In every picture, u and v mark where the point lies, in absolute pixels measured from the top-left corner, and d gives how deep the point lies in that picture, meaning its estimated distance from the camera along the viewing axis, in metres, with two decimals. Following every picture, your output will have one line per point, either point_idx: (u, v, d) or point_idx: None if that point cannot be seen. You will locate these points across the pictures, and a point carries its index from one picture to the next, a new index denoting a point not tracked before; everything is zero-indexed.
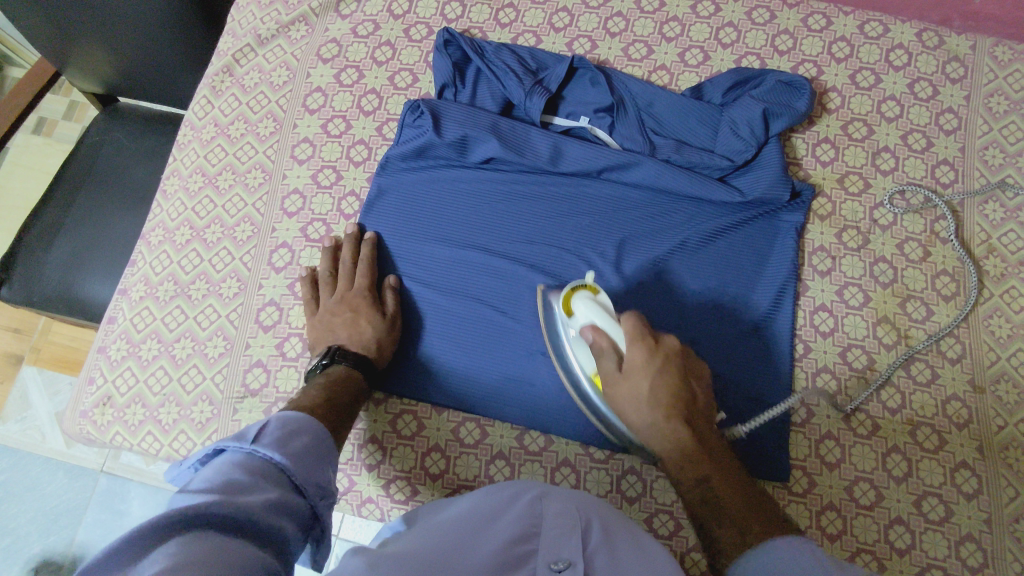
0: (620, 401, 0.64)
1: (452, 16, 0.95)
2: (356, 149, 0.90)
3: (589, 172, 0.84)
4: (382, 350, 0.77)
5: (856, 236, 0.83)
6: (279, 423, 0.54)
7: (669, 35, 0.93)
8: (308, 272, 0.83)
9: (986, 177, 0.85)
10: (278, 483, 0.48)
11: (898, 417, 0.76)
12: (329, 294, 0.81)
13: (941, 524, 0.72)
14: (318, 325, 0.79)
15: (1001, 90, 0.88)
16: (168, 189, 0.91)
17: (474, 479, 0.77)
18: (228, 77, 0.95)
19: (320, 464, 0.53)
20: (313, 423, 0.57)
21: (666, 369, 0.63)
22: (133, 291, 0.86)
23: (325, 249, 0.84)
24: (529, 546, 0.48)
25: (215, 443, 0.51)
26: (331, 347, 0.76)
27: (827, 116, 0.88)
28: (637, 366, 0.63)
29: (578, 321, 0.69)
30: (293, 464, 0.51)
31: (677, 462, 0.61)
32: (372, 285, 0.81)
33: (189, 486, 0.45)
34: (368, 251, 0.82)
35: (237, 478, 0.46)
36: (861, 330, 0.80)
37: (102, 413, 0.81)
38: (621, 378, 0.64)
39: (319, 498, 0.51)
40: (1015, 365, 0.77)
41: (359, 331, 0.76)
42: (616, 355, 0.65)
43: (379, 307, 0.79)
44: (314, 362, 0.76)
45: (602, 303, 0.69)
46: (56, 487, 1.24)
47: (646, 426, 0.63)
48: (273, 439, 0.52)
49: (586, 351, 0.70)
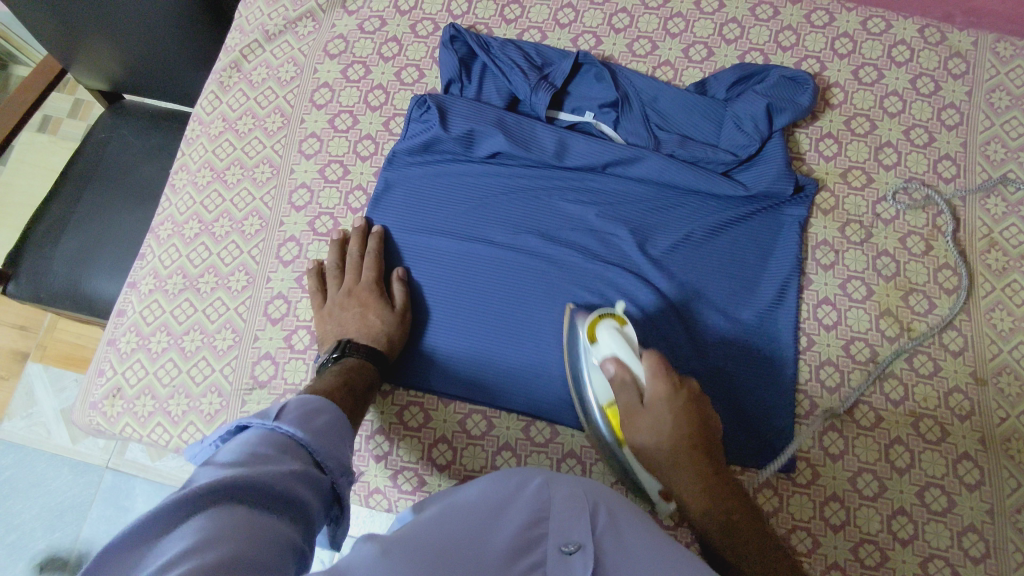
0: (641, 436, 0.69)
1: (458, 12, 0.96)
2: (363, 144, 0.91)
3: (594, 166, 0.85)
4: (392, 344, 0.78)
5: (859, 230, 0.84)
6: (299, 404, 0.55)
7: (673, 31, 0.93)
8: (315, 266, 0.84)
9: (988, 171, 0.85)
10: (300, 459, 0.49)
11: (901, 409, 0.77)
12: (337, 287, 0.82)
13: (943, 514, 0.73)
14: (327, 319, 0.80)
15: (1003, 86, 0.88)
16: (176, 184, 0.92)
17: (480, 471, 0.78)
18: (235, 73, 0.96)
19: (341, 444, 0.54)
20: (333, 406, 0.58)
21: (685, 407, 0.68)
22: (142, 284, 0.87)
23: (332, 243, 0.84)
24: (539, 529, 0.49)
25: (239, 421, 0.52)
26: (342, 340, 0.77)
27: (830, 112, 0.89)
28: (659, 401, 0.68)
29: (601, 350, 0.72)
30: (314, 442, 0.52)
31: (694, 495, 0.66)
32: (379, 279, 0.82)
33: (216, 459, 0.46)
34: (374, 244, 0.83)
35: (262, 454, 0.47)
36: (864, 323, 0.81)
37: (112, 405, 0.82)
38: (644, 411, 0.69)
39: (341, 476, 0.52)
40: (1017, 358, 0.78)
41: (368, 325, 0.78)
42: (637, 388, 0.70)
43: (388, 301, 0.80)
44: (324, 356, 0.77)
45: (626, 335, 0.72)
46: (62, 482, 1.25)
47: (666, 460, 0.67)
48: (293, 418, 0.53)
49: (604, 379, 0.73)
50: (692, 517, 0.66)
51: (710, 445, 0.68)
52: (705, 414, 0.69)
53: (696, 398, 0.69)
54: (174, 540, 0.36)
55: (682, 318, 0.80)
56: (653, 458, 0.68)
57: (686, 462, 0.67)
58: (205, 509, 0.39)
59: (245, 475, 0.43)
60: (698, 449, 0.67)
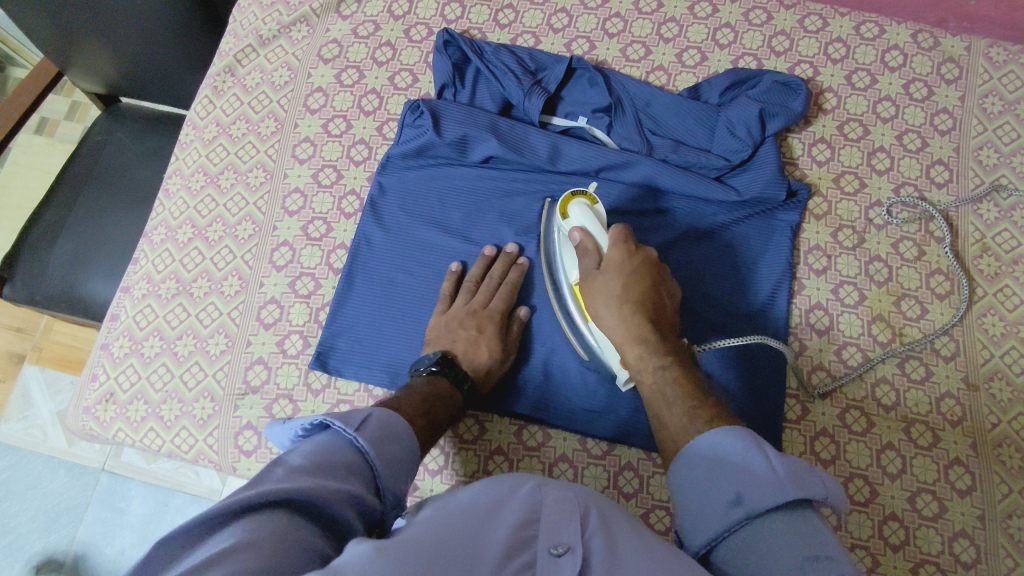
0: (595, 298, 0.71)
1: (451, 16, 0.96)
2: (356, 149, 0.91)
3: (587, 171, 0.84)
4: (487, 379, 0.76)
5: (851, 235, 0.84)
6: (382, 420, 0.56)
7: (667, 35, 0.93)
8: (456, 271, 0.82)
9: (980, 176, 0.85)
10: (364, 481, 0.50)
11: (892, 414, 0.77)
12: (465, 301, 0.80)
13: (934, 520, 0.73)
14: (441, 331, 0.79)
15: (995, 91, 0.88)
16: (170, 188, 0.92)
17: (472, 475, 0.78)
18: (229, 78, 0.96)
19: (404, 476, 0.55)
20: (410, 432, 0.58)
21: (641, 271, 0.70)
22: (135, 289, 0.87)
23: (483, 257, 0.82)
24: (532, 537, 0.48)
25: (325, 418, 0.54)
26: (447, 355, 0.75)
27: (823, 117, 0.89)
28: (614, 266, 0.71)
29: (570, 224, 0.75)
30: (382, 468, 0.53)
31: (635, 348, 0.67)
32: (505, 310, 0.80)
33: (290, 458, 0.48)
34: (515, 277, 0.81)
35: (329, 463, 0.49)
36: (856, 328, 0.81)
37: (105, 410, 0.82)
38: (600, 277, 0.71)
39: (392, 508, 0.53)
40: (1009, 363, 0.78)
41: (478, 354, 0.76)
42: (597, 257, 0.73)
43: (503, 336, 0.79)
44: (424, 359, 0.75)
45: (596, 212, 0.75)
46: (57, 485, 1.25)
47: (612, 321, 0.69)
48: (373, 435, 0.54)
49: (573, 257, 0.77)
50: (636, 374, 0.67)
51: (665, 311, 0.70)
52: (662, 286, 0.71)
53: (656, 270, 0.71)
54: (216, 541, 0.39)
55: None
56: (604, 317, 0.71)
57: (632, 322, 0.68)
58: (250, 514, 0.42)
59: (307, 488, 0.45)
60: (648, 313, 0.68)
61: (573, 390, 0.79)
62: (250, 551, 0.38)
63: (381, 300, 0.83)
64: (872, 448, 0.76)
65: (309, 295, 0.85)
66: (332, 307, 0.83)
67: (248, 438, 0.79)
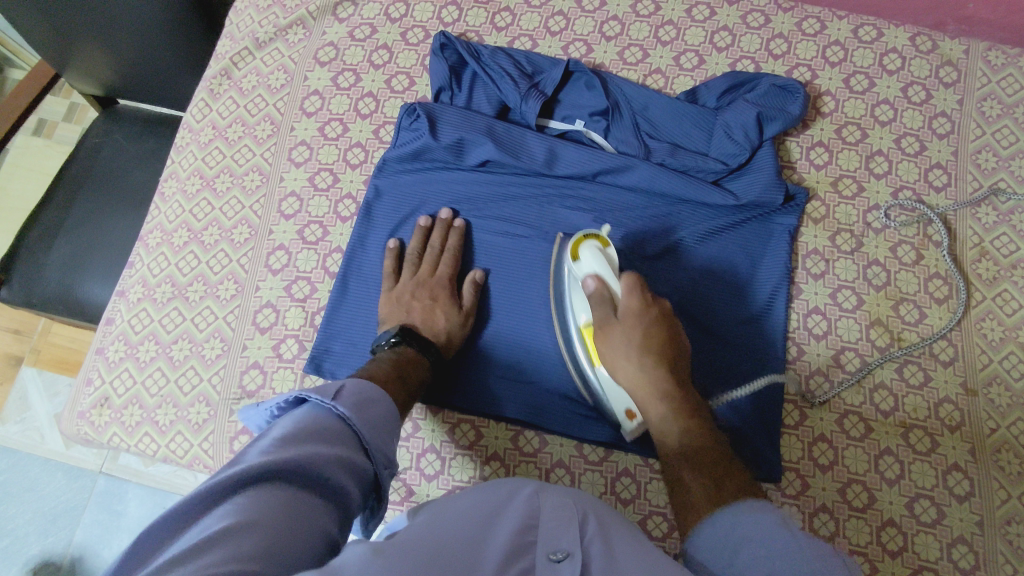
0: (609, 349, 0.70)
1: (448, 19, 0.96)
2: (353, 152, 0.90)
3: (584, 174, 0.84)
4: (450, 343, 0.78)
5: (849, 239, 0.84)
6: (356, 389, 0.56)
7: (664, 38, 0.93)
8: (395, 247, 0.84)
9: (979, 180, 0.85)
10: (349, 444, 0.50)
11: (890, 420, 0.77)
12: (411, 275, 0.82)
13: (932, 526, 0.73)
14: (394, 307, 0.80)
15: (994, 94, 0.88)
16: (166, 192, 0.92)
17: (469, 481, 0.77)
18: (225, 80, 0.96)
19: (389, 437, 0.55)
20: (388, 399, 0.59)
21: (655, 322, 0.70)
22: (130, 293, 0.87)
23: (418, 229, 0.84)
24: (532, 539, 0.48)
25: (299, 393, 0.54)
26: (403, 326, 0.77)
27: (821, 120, 0.89)
28: (631, 315, 0.70)
29: (583, 268, 0.73)
30: (365, 430, 0.53)
31: (658, 408, 0.67)
32: (453, 276, 0.82)
33: (272, 435, 0.48)
34: (456, 240, 0.83)
35: (313, 433, 0.49)
36: (854, 332, 0.80)
37: (100, 415, 0.82)
38: (617, 326, 0.70)
39: (384, 468, 0.53)
40: (1007, 368, 0.78)
41: (433, 320, 0.78)
42: (613, 306, 0.71)
43: (458, 300, 0.80)
44: (384, 335, 0.76)
45: (607, 255, 0.74)
46: (54, 487, 1.25)
47: (631, 373, 0.68)
48: (349, 403, 0.54)
49: (583, 299, 0.74)
50: (656, 435, 0.67)
51: (681, 364, 0.69)
52: (676, 337, 0.70)
53: (669, 319, 0.71)
54: (214, 518, 0.39)
55: None
56: (621, 369, 0.69)
57: (654, 377, 0.67)
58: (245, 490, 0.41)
59: (297, 459, 0.45)
60: (665, 367, 0.68)
61: (570, 395, 0.79)
62: (245, 531, 0.38)
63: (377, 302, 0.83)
64: (871, 455, 0.76)
65: (305, 299, 0.85)
66: (328, 311, 0.82)
67: (244, 443, 0.79)
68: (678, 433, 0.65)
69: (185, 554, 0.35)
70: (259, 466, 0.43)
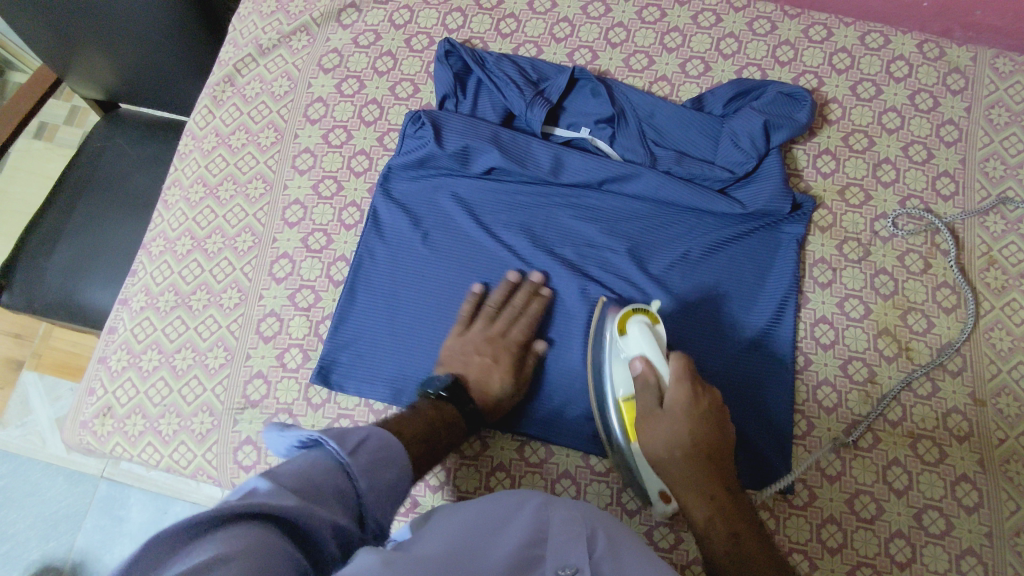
0: (654, 442, 0.67)
1: (453, 26, 0.95)
2: (357, 159, 0.90)
3: (590, 182, 0.84)
4: (496, 407, 0.75)
5: (857, 248, 0.83)
6: (377, 444, 0.53)
7: (670, 45, 0.93)
8: (478, 292, 0.80)
9: (987, 188, 0.85)
10: (348, 511, 0.47)
11: (898, 430, 0.76)
12: (483, 326, 0.79)
13: (941, 537, 0.72)
14: (456, 355, 0.77)
15: (1002, 102, 0.88)
16: (169, 199, 0.91)
17: (475, 492, 0.77)
18: (229, 87, 0.95)
19: (390, 506, 0.52)
20: (405, 457, 0.55)
21: (705, 417, 0.67)
22: (133, 301, 0.86)
23: (507, 283, 0.81)
24: (537, 554, 0.48)
25: (319, 435, 0.51)
26: (457, 381, 0.74)
27: (828, 128, 0.88)
28: (679, 409, 0.67)
29: (631, 346, 0.71)
30: (370, 495, 0.50)
31: (700, 502, 0.64)
32: (524, 342, 0.78)
33: (278, 472, 0.46)
34: (536, 309, 0.79)
35: (320, 486, 0.46)
36: (862, 342, 0.80)
37: (102, 424, 0.81)
38: (663, 418, 0.67)
39: (372, 539, 0.50)
40: (1016, 378, 0.77)
41: (488, 383, 0.75)
42: (659, 393, 0.69)
43: (519, 368, 0.77)
44: (434, 380, 0.74)
45: (655, 333, 0.71)
46: (55, 492, 1.24)
47: (677, 469, 0.66)
48: (365, 461, 0.51)
49: (625, 375, 0.72)
50: (698, 532, 0.64)
51: (725, 454, 0.67)
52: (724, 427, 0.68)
53: (717, 409, 0.68)
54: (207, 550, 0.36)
55: (678, 337, 0.79)
56: (664, 463, 0.67)
57: (698, 473, 0.65)
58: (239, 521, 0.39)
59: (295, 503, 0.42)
60: (713, 466, 0.66)
61: (577, 405, 0.78)
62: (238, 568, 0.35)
63: (383, 311, 0.82)
64: (876, 465, 0.75)
65: (309, 308, 0.84)
66: (334, 319, 0.82)
67: (247, 454, 0.78)
68: (725, 536, 0.62)
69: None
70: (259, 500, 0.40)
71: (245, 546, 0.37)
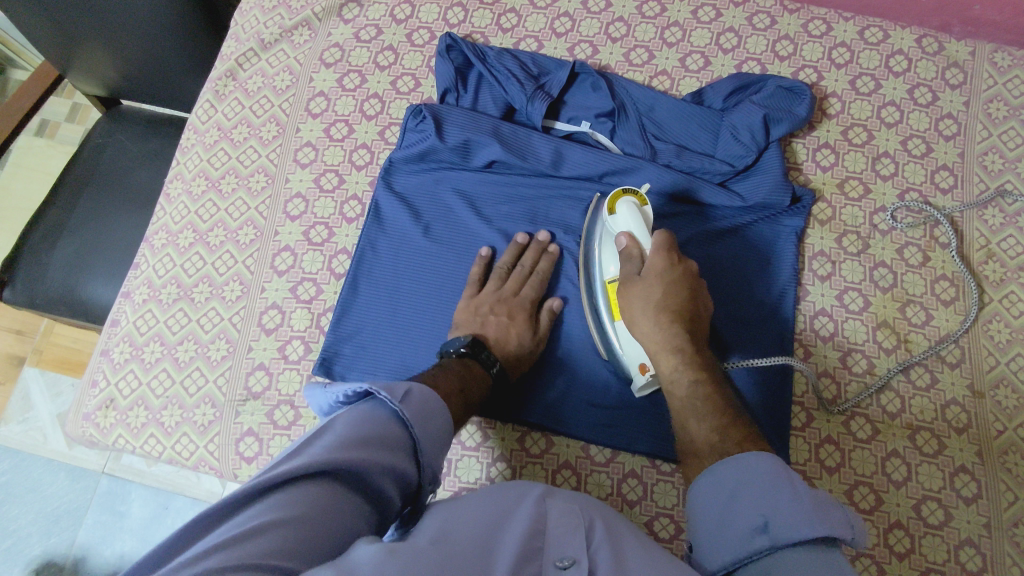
0: (632, 304, 0.71)
1: (454, 21, 0.96)
2: (358, 153, 0.90)
3: (590, 176, 0.84)
4: (518, 364, 0.76)
5: (856, 241, 0.84)
6: (423, 397, 0.55)
7: (670, 40, 0.93)
8: (485, 257, 0.83)
9: (985, 182, 0.85)
10: (405, 452, 0.50)
11: (897, 421, 0.77)
12: (495, 287, 0.80)
13: (939, 528, 0.72)
14: (474, 315, 0.78)
15: (1000, 96, 0.88)
16: (171, 193, 0.92)
17: (476, 482, 0.77)
18: (231, 82, 0.96)
19: (442, 453, 0.55)
20: (449, 410, 0.58)
21: (680, 282, 0.70)
22: (136, 294, 0.87)
23: (512, 244, 0.83)
24: (539, 541, 0.49)
25: (368, 388, 0.53)
26: (475, 339, 0.74)
27: (827, 122, 0.89)
28: (654, 273, 0.70)
29: (618, 223, 0.75)
30: (423, 442, 0.53)
31: (668, 357, 0.68)
32: (536, 299, 0.80)
33: (333, 426, 0.49)
34: (547, 265, 0.81)
35: (375, 434, 0.49)
36: (861, 334, 0.80)
37: (105, 416, 0.82)
38: (640, 283, 0.71)
39: (428, 483, 0.53)
40: (1015, 370, 0.78)
41: (507, 339, 0.76)
42: (640, 263, 0.72)
43: (534, 324, 0.79)
44: (454, 341, 0.74)
45: (643, 214, 0.75)
46: (57, 488, 1.25)
47: (647, 327, 0.69)
48: (415, 411, 0.53)
49: (613, 253, 0.76)
50: (665, 385, 0.68)
51: (698, 320, 0.70)
52: (700, 297, 0.71)
53: (694, 279, 0.70)
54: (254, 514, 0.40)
55: None
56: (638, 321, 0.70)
57: (667, 331, 0.68)
58: (285, 486, 0.43)
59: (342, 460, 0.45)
60: (684, 324, 0.68)
61: (578, 395, 0.79)
62: (290, 532, 0.40)
63: (385, 304, 0.82)
64: (875, 455, 0.76)
65: (311, 301, 0.85)
66: (336, 313, 0.82)
67: (249, 445, 0.79)
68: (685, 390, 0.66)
69: (231, 542, 0.37)
70: (305, 462, 0.44)
71: (288, 512, 0.41)
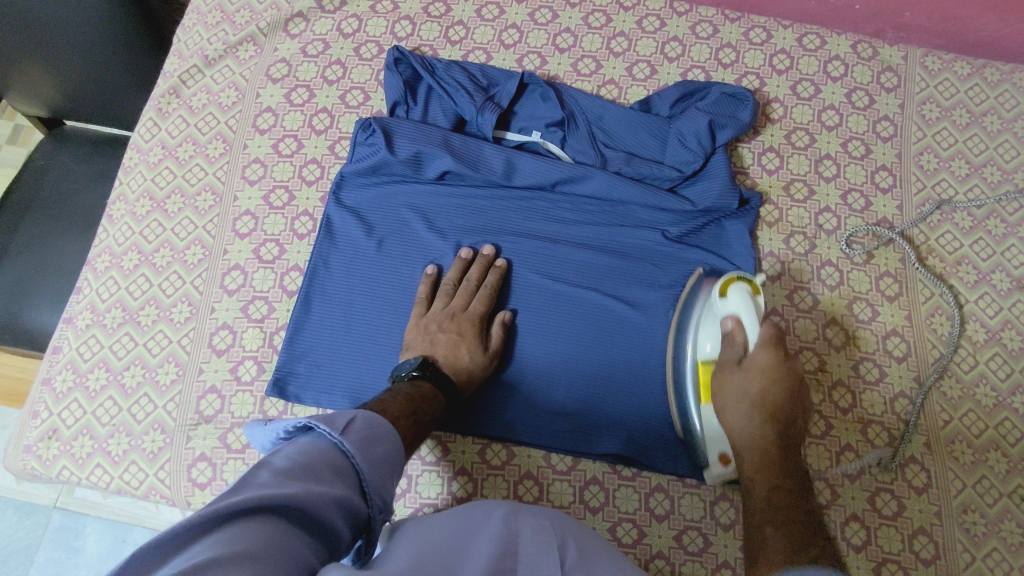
0: (727, 391, 0.66)
1: (402, 34, 0.96)
2: (308, 169, 0.89)
3: (543, 185, 0.85)
4: (469, 380, 0.76)
5: (803, 241, 0.86)
6: (365, 422, 0.55)
7: (616, 50, 0.95)
8: (433, 274, 0.81)
9: (922, 181, 0.88)
10: (348, 483, 0.49)
11: (849, 416, 0.79)
12: (443, 304, 0.79)
13: (893, 519, 0.74)
14: (423, 333, 0.78)
15: (933, 98, 0.91)
16: (114, 214, 0.89)
17: (440, 498, 0.76)
18: (174, 99, 0.94)
19: (391, 478, 0.54)
20: (394, 433, 0.57)
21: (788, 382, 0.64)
22: (78, 319, 0.84)
23: (458, 261, 0.82)
24: (512, 563, 0.48)
25: (306, 420, 0.52)
26: (426, 359, 0.73)
27: (771, 126, 0.91)
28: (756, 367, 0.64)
29: (726, 306, 0.71)
30: (368, 471, 0.52)
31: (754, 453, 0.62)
32: (486, 314, 0.79)
33: (272, 463, 0.47)
34: (496, 279, 0.81)
35: (315, 468, 0.48)
36: (812, 331, 0.82)
37: (47, 448, 0.79)
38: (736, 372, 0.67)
39: (378, 512, 0.52)
40: (956, 361, 0.80)
41: (457, 357, 0.75)
42: (743, 351, 0.67)
43: (484, 340, 0.78)
44: (406, 364, 0.73)
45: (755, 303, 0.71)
46: (6, 525, 1.19)
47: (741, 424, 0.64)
48: (357, 439, 0.53)
49: (710, 331, 0.73)
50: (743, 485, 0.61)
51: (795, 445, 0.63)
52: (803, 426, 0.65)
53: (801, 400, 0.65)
54: (194, 553, 0.38)
55: (635, 338, 0.80)
56: (728, 409, 0.66)
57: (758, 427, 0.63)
58: (226, 525, 0.41)
59: (286, 495, 0.44)
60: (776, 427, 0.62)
61: (543, 408, 0.78)
62: (239, 565, 0.38)
63: (342, 324, 0.81)
64: (831, 452, 0.77)
65: (263, 319, 0.83)
66: (289, 332, 0.81)
67: (202, 470, 0.76)
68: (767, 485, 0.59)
69: None
70: (244, 500, 0.42)
71: (231, 549, 0.39)
